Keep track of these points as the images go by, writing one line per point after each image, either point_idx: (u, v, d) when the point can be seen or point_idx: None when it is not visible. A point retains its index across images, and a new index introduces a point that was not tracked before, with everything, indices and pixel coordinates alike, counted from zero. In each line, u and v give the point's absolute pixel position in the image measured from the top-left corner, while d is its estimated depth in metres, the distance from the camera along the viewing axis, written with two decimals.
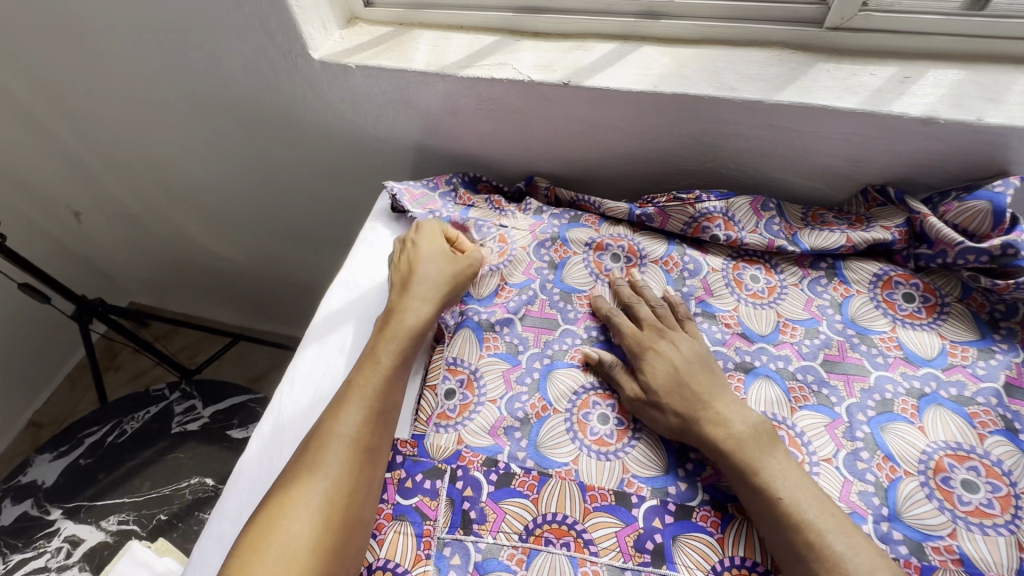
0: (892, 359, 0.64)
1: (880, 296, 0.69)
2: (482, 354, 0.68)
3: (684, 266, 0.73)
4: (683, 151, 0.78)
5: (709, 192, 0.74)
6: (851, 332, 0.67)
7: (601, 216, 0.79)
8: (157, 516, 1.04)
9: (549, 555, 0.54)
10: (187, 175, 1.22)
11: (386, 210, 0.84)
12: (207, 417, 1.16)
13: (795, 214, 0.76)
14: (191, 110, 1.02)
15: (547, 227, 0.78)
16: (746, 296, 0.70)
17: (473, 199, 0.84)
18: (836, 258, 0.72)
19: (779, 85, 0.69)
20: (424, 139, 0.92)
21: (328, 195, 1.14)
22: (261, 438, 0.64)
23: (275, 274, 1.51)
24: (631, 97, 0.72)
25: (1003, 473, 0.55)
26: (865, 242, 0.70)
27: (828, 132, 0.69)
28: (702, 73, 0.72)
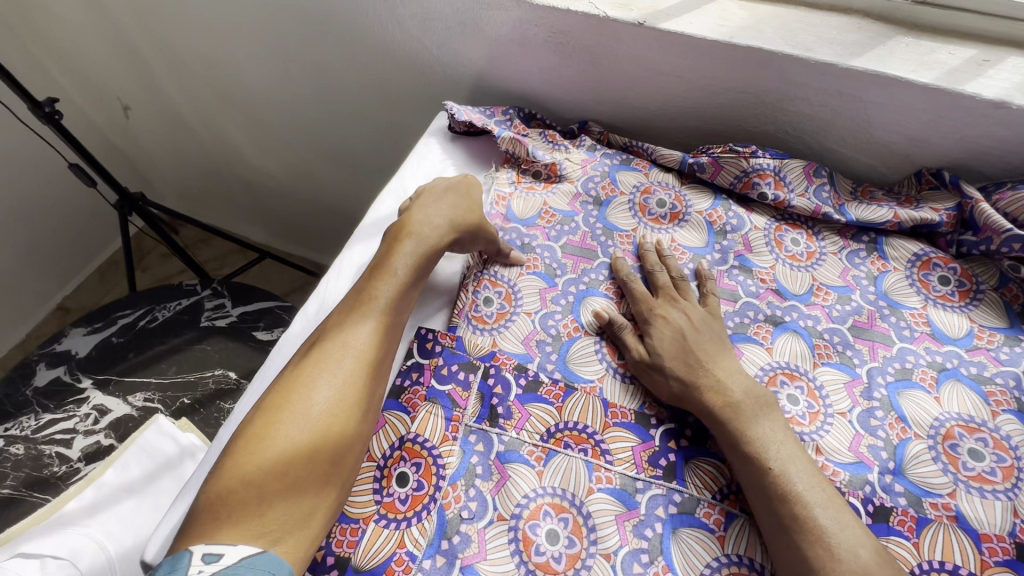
0: (918, 334, 0.65)
1: (916, 275, 0.70)
2: (520, 271, 0.71)
3: (729, 218, 0.74)
4: (744, 109, 0.79)
5: (764, 149, 0.75)
6: (883, 304, 0.68)
7: (652, 162, 0.80)
8: (180, 399, 1.10)
9: (567, 457, 0.57)
10: (243, 80, 1.23)
11: (443, 129, 0.87)
12: (235, 316, 1.20)
13: (845, 187, 0.77)
14: (258, 9, 1.02)
15: (598, 165, 0.80)
16: (785, 257, 0.72)
17: (527, 131, 0.86)
18: (879, 234, 0.73)
19: (855, 52, 0.69)
20: (485, 71, 0.92)
21: (378, 117, 1.16)
22: (307, 315, 0.69)
23: (310, 195, 1.54)
24: (704, 45, 0.72)
25: (1010, 447, 0.57)
26: (911, 221, 0.71)
27: (896, 105, 0.69)
28: (779, 30, 0.72)
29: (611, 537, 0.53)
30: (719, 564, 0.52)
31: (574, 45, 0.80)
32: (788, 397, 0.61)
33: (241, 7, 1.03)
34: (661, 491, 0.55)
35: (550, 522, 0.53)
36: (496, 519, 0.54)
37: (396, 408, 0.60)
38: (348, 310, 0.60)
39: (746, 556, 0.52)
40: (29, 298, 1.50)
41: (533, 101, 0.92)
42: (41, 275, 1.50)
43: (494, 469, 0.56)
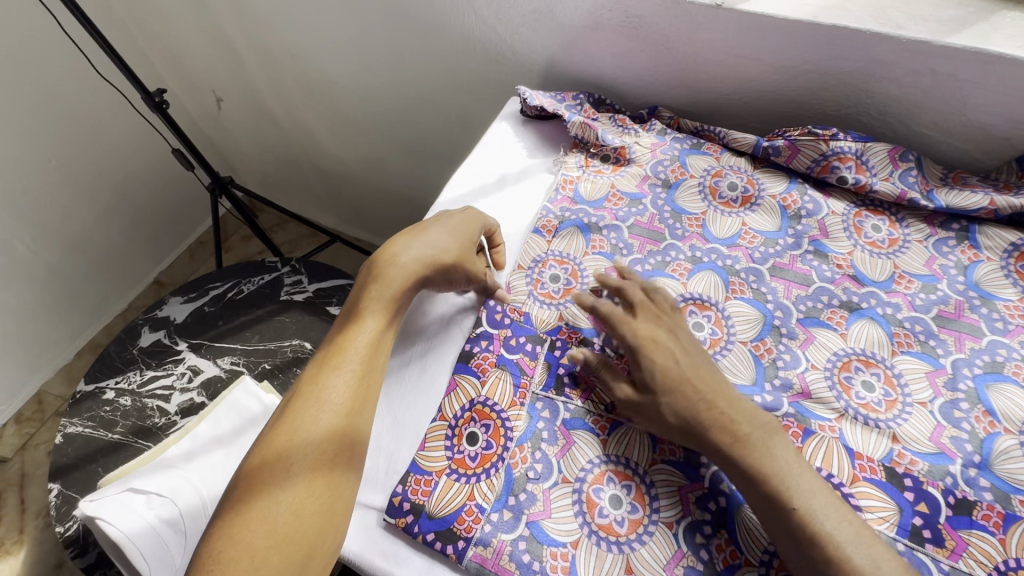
0: (1012, 327, 0.62)
1: (1012, 266, 0.66)
2: (587, 250, 0.73)
3: (805, 202, 0.73)
4: (825, 91, 0.76)
5: (846, 132, 0.72)
6: (973, 294, 0.65)
7: (724, 146, 0.80)
8: (262, 364, 1.19)
9: (631, 429, 0.58)
10: (325, 72, 1.31)
11: (515, 114, 0.89)
12: (311, 292, 1.29)
13: (934, 171, 0.73)
14: (343, 4, 1.09)
15: (668, 148, 0.80)
16: (864, 243, 0.69)
17: (597, 115, 0.86)
18: (971, 221, 0.69)
19: (952, 28, 0.66)
20: (555, 57, 0.94)
21: (448, 105, 1.20)
22: None
23: (379, 182, 1.61)
24: (785, 26, 0.71)
25: None
26: (1010, 208, 0.66)
27: (997, 85, 0.65)
28: (867, 9, 0.70)
29: (672, 507, 0.54)
30: None
31: (647, 30, 0.80)
32: (864, 385, 0.59)
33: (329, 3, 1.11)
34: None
35: (612, 487, 0.55)
36: (560, 481, 0.56)
37: (466, 372, 0.63)
38: (321, 364, 0.57)
39: None
40: (132, 272, 1.67)
41: (602, 87, 0.93)
42: (143, 250, 1.67)
43: (560, 435, 0.59)
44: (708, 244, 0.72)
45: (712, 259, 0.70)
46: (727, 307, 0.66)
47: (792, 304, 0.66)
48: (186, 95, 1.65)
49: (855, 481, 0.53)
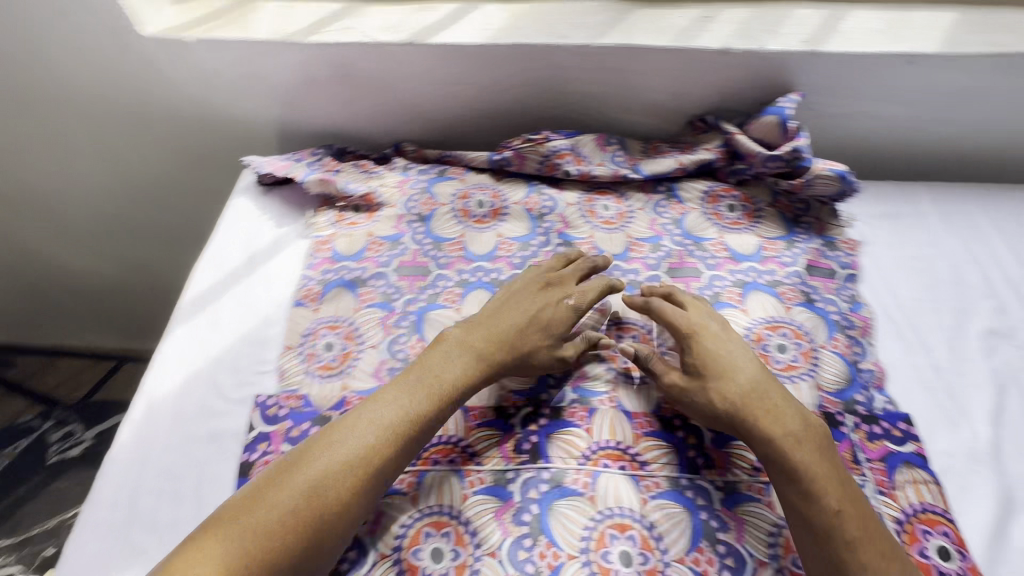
0: (720, 260, 0.74)
1: (708, 210, 0.79)
2: (357, 307, 0.70)
3: (545, 202, 0.79)
4: (532, 100, 0.84)
5: (558, 133, 0.81)
6: (688, 242, 0.76)
7: (465, 168, 0.84)
8: (43, 552, 0.95)
9: (437, 473, 0.57)
10: (37, 185, 1.11)
11: (254, 185, 0.85)
12: (88, 442, 1.09)
13: (636, 148, 0.84)
14: (16, 106, 0.93)
15: (415, 182, 0.81)
16: (600, 223, 0.78)
17: (339, 165, 0.84)
18: (672, 182, 0.82)
19: (602, 30, 0.77)
20: (283, 118, 0.90)
21: (194, 187, 1.09)
22: (133, 421, 0.62)
23: (154, 285, 1.41)
24: (474, 51, 0.77)
25: (805, 333, 0.66)
26: (693, 163, 0.80)
27: (650, 69, 0.78)
28: (535, 25, 0.78)
29: (492, 535, 0.53)
30: (596, 523, 0.54)
31: (357, 76, 0.81)
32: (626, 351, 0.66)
33: (4, 109, 0.93)
34: (531, 474, 0.57)
35: (433, 541, 0.54)
36: (379, 559, 0.53)
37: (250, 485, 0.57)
38: (355, 424, 0.52)
39: (617, 507, 0.55)
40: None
41: (342, 136, 0.92)
42: None
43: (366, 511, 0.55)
44: (472, 265, 0.74)
45: (478, 278, 0.72)
46: None
47: None
48: None
49: (638, 440, 0.59)
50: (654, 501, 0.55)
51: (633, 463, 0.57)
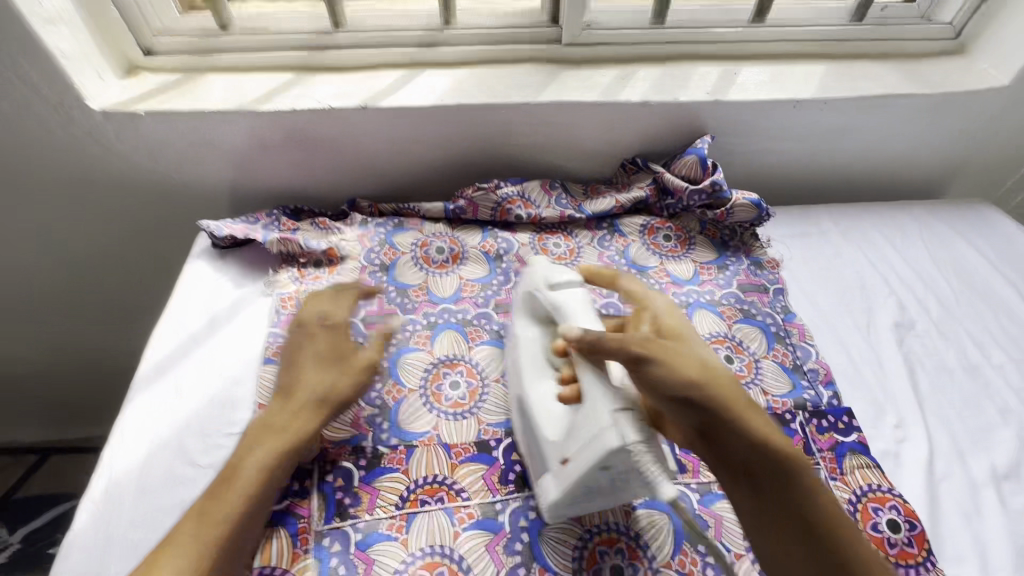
0: (664, 285, 0.77)
1: (648, 241, 0.83)
2: None
3: (436, 243, 0.79)
4: (461, 161, 0.86)
5: (507, 180, 0.83)
6: (634, 271, 0.79)
7: (423, 217, 0.83)
8: None
9: (428, 513, 0.54)
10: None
11: (208, 248, 0.78)
12: (17, 544, 0.91)
13: (578, 188, 0.87)
14: None
15: (375, 235, 0.79)
16: (553, 260, 0.79)
17: (297, 224, 0.81)
18: (613, 219, 0.85)
19: (537, 91, 0.81)
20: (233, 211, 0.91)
21: (137, 263, 0.99)
22: (91, 504, 0.54)
23: (86, 373, 1.19)
24: (412, 118, 0.79)
25: (745, 349, 0.71)
26: (630, 201, 0.84)
27: (576, 121, 0.82)
28: (479, 87, 0.80)
29: None
30: (409, 563, 0.51)
31: None
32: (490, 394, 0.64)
33: None
34: (370, 510, 0.54)
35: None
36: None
37: None
38: (311, 394, 0.57)
39: (430, 546, 0.52)
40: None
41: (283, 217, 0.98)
42: None
43: (358, 561, 0.51)
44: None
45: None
46: None
47: (422, 340, 0.69)
48: None
49: (455, 470, 0.58)
50: (466, 534, 0.53)
51: (453, 496, 0.56)
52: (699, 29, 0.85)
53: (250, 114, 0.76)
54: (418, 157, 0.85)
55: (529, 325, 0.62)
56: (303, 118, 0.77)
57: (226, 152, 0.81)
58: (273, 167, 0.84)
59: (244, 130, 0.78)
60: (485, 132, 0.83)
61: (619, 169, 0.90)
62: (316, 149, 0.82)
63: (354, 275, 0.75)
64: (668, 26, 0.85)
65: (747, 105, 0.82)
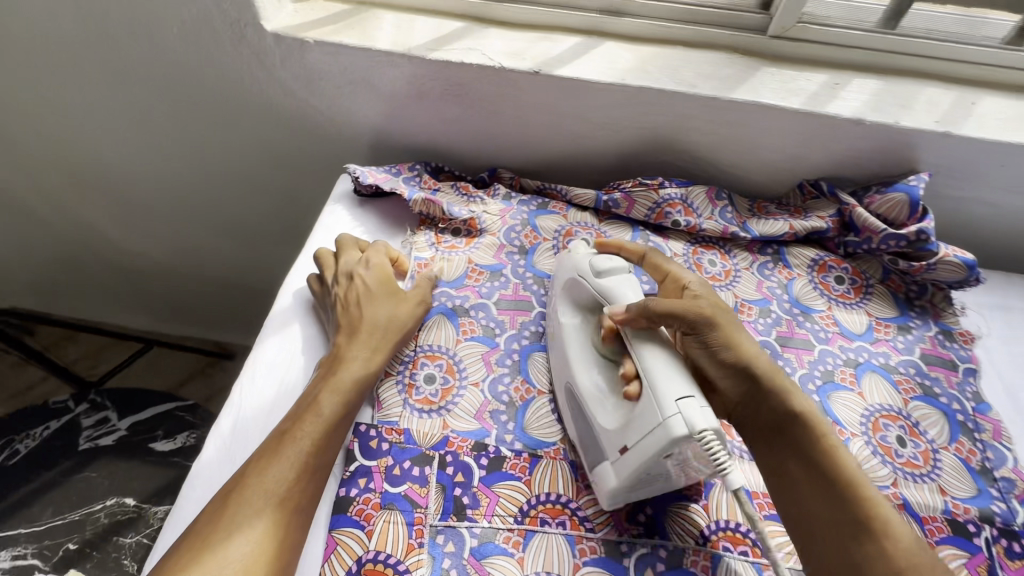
0: (831, 334, 0.68)
1: (817, 279, 0.73)
2: (458, 338, 0.63)
3: (581, 234, 0.73)
4: (622, 149, 0.78)
5: (670, 180, 0.75)
6: (797, 310, 0.70)
7: (568, 203, 0.77)
8: (64, 546, 0.82)
9: (546, 535, 0.50)
10: (92, 153, 0.98)
11: (348, 193, 0.76)
12: (124, 430, 0.97)
13: (744, 205, 0.78)
14: (129, 131, 0.92)
15: (517, 213, 0.75)
16: (706, 278, 0.71)
17: (438, 185, 0.78)
18: (780, 245, 0.75)
19: (732, 85, 0.70)
20: (371, 157, 0.88)
21: (267, 187, 0.99)
22: (219, 437, 0.54)
23: (201, 274, 1.26)
24: (585, 95, 0.71)
25: (921, 432, 0.60)
26: (806, 229, 0.73)
27: (767, 128, 0.71)
28: (665, 70, 0.71)
29: None
30: None
31: None
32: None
33: (115, 135, 0.94)
34: (487, 519, 0.50)
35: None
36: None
37: (347, 524, 0.49)
38: (373, 334, 0.57)
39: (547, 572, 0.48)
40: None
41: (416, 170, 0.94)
42: None
43: (471, 569, 0.48)
44: (436, 288, 0.67)
45: (441, 301, 0.66)
46: (458, 352, 0.62)
47: None
48: None
49: (580, 494, 0.53)
50: (586, 570, 0.49)
51: (576, 523, 0.51)
52: (939, 42, 0.71)
53: (415, 60, 0.71)
54: (577, 138, 0.77)
55: (569, 313, 0.59)
56: (468, 74, 0.71)
57: (380, 96, 0.77)
58: (422, 119, 0.79)
59: (404, 77, 0.73)
60: (660, 125, 0.74)
61: (794, 190, 0.79)
62: (473, 109, 0.76)
63: (491, 253, 0.71)
64: (901, 32, 0.71)
65: (981, 145, 0.68)
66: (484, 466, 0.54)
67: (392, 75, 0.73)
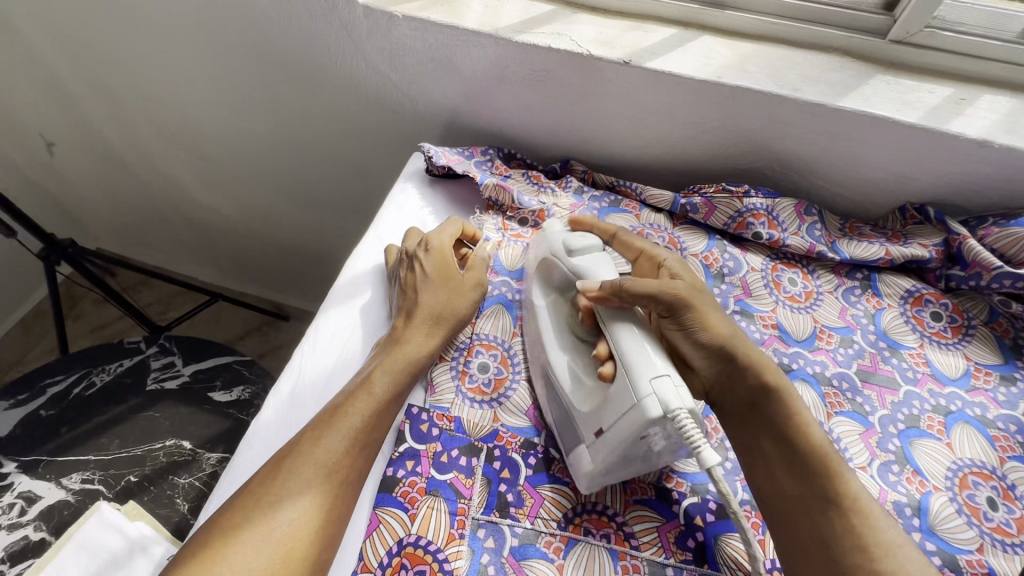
0: (920, 375, 0.61)
1: (910, 312, 0.66)
2: (515, 331, 0.62)
3: (653, 237, 0.70)
4: (706, 151, 0.74)
5: (756, 189, 0.70)
6: (883, 344, 0.64)
7: (642, 203, 0.74)
8: (126, 478, 0.89)
9: (588, 546, 0.49)
10: (183, 111, 1.03)
11: (420, 171, 0.76)
12: (187, 376, 1.02)
13: (834, 223, 0.72)
14: (218, 92, 0.95)
15: (587, 209, 0.73)
16: (784, 298, 0.67)
17: (510, 171, 0.76)
18: (871, 270, 0.69)
19: (841, 91, 0.64)
20: (444, 137, 0.87)
21: (339, 158, 1.01)
22: (277, 400, 0.55)
23: (269, 237, 1.31)
24: (676, 90, 0.67)
25: (1018, 497, 0.54)
26: (904, 257, 0.67)
27: (874, 142, 0.65)
28: (766, 70, 0.66)
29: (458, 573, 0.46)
30: None
31: None
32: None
33: (205, 95, 0.98)
34: (529, 520, 0.49)
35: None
36: (359, 570, 0.46)
37: (391, 505, 0.49)
38: (430, 321, 0.57)
39: None
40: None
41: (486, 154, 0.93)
42: None
43: (509, 568, 0.47)
44: (497, 277, 0.67)
45: (501, 292, 0.65)
46: (513, 345, 0.61)
47: None
48: None
49: (627, 509, 0.51)
50: None
51: (620, 539, 0.49)
52: None
53: (501, 42, 0.69)
54: (660, 136, 0.74)
55: (545, 294, 0.59)
56: (554, 60, 0.69)
57: (460, 76, 0.76)
58: (500, 103, 0.78)
59: (487, 59, 0.72)
60: (753, 129, 0.69)
61: (894, 212, 0.72)
62: (554, 97, 0.74)
63: None
64: None
65: None
66: (531, 465, 0.53)
67: (476, 56, 0.72)
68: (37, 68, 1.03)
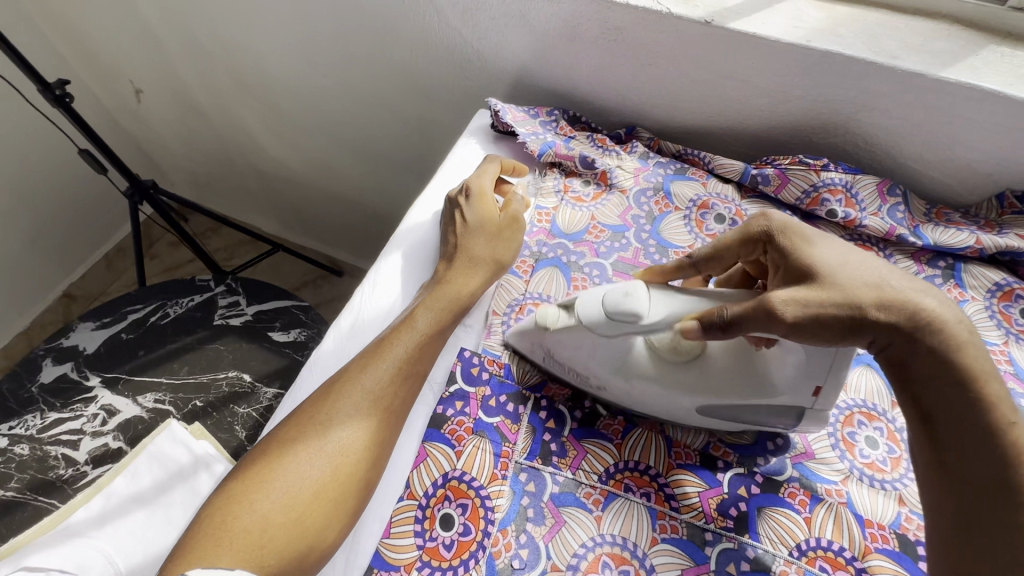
0: (1001, 374, 0.57)
1: (996, 307, 0.62)
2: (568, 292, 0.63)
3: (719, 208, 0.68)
4: (782, 122, 0.70)
5: (836, 163, 0.67)
6: None
7: (709, 172, 0.72)
8: (192, 402, 0.96)
9: (627, 501, 0.49)
10: (260, 63, 1.07)
11: (484, 128, 0.77)
12: (250, 315, 1.08)
13: (918, 207, 0.67)
14: (294, 43, 0.98)
15: (652, 174, 0.71)
16: None
17: (575, 133, 0.75)
18: (956, 260, 0.65)
19: (945, 61, 0.59)
20: (509, 97, 0.87)
21: (405, 114, 1.02)
22: (337, 333, 0.58)
23: (330, 191, 1.36)
24: (758, 54, 0.63)
25: None
26: (996, 247, 0.62)
27: (979, 119, 0.60)
28: (861, 35, 0.61)
29: (499, 512, 0.48)
30: (596, 542, 0.47)
31: None
32: None
33: (281, 46, 1.01)
34: (570, 471, 0.50)
35: (445, 506, 0.48)
36: (404, 497, 0.49)
37: (438, 440, 0.51)
38: (471, 265, 0.57)
39: (622, 537, 0.47)
40: (32, 283, 1.42)
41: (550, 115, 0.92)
42: (61, 248, 1.45)
43: (547, 513, 0.48)
44: (554, 239, 0.67)
45: (556, 254, 0.65)
46: None
47: None
48: (98, 85, 1.34)
49: (671, 471, 0.51)
50: (663, 546, 0.47)
51: (662, 499, 0.49)
52: None
53: None
54: (736, 104, 0.70)
55: (616, 373, 0.51)
56: (631, 18, 0.66)
57: (531, 33, 0.75)
58: (570, 63, 0.76)
59: (562, 14, 0.70)
60: (838, 101, 0.65)
61: (989, 200, 0.67)
62: (628, 58, 0.71)
63: (616, 212, 0.69)
64: None
65: None
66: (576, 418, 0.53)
67: (551, 12, 0.70)
68: (129, 15, 1.10)
